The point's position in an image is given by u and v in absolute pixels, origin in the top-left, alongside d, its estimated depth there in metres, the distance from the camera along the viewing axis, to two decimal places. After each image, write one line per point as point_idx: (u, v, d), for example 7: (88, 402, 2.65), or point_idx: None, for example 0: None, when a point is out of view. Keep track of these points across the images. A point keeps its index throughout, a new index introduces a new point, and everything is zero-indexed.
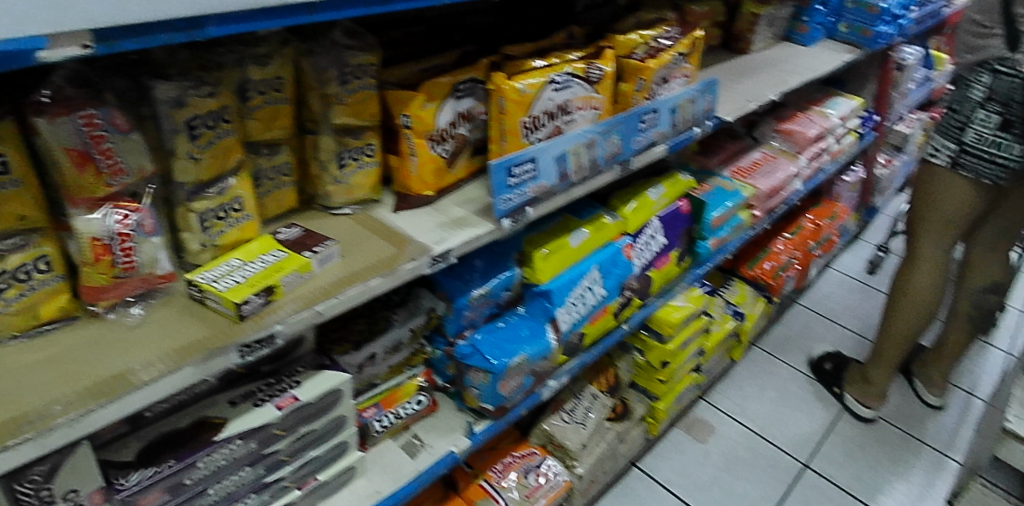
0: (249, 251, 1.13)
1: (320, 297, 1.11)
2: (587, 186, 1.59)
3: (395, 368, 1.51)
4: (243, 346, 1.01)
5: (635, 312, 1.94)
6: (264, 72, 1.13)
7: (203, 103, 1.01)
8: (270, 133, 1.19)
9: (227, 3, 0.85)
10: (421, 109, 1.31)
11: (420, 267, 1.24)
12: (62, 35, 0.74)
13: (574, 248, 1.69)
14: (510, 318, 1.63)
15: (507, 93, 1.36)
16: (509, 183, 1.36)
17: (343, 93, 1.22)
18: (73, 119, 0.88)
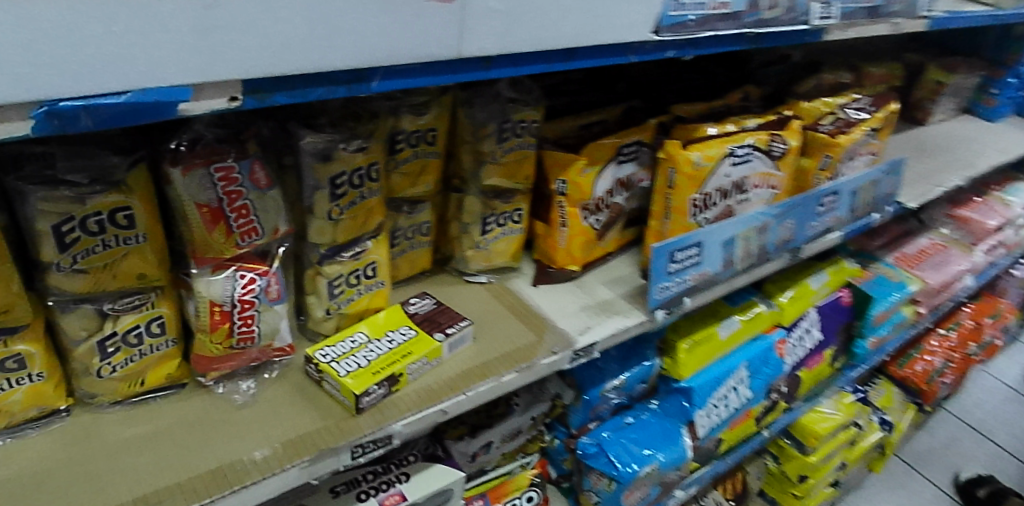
0: (375, 324, 0.99)
1: (447, 391, 0.95)
2: (749, 275, 1.34)
3: (509, 455, 1.33)
4: (356, 446, 0.86)
5: (777, 416, 1.69)
6: (419, 123, 0.99)
7: (352, 158, 0.87)
8: (414, 188, 1.05)
9: (398, 55, 0.69)
10: (580, 175, 1.11)
11: (558, 361, 1.05)
12: (208, 85, 0.60)
13: (721, 340, 1.46)
14: (641, 414, 1.41)
15: (681, 165, 1.14)
16: (669, 269, 1.14)
17: (499, 151, 1.05)
18: (210, 172, 0.76)
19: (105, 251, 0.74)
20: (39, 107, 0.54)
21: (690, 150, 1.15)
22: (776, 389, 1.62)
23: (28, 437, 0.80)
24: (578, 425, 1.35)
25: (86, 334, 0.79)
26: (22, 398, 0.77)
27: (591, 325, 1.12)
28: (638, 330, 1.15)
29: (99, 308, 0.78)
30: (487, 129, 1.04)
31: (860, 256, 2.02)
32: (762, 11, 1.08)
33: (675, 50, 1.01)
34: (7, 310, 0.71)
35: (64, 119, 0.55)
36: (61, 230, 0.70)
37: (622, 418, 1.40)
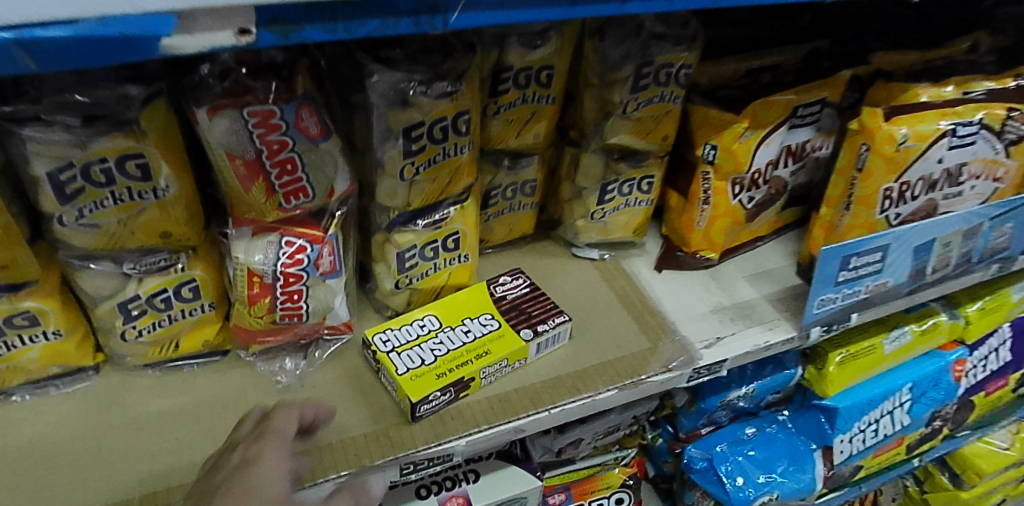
0: (452, 306, 0.81)
1: (529, 404, 0.77)
2: (941, 286, 1.03)
3: (602, 448, 1.15)
4: (406, 463, 0.72)
5: (935, 445, 1.39)
6: (530, 59, 0.75)
7: (433, 105, 0.67)
8: (518, 140, 0.83)
9: None
10: (736, 142, 0.86)
11: (673, 380, 0.83)
12: (201, 11, 0.41)
13: (885, 356, 1.16)
14: (766, 426, 1.19)
15: (880, 143, 0.85)
16: (838, 278, 0.87)
17: (633, 104, 0.80)
18: (243, 117, 0.59)
19: (117, 205, 0.60)
20: None
21: (896, 122, 0.85)
22: (940, 416, 1.31)
23: (49, 396, 0.72)
24: (687, 430, 1.15)
25: (105, 294, 0.67)
26: (37, 357, 0.67)
27: (722, 336, 0.88)
28: (782, 348, 0.91)
29: (120, 268, 0.65)
30: (621, 72, 0.78)
31: None
32: None
33: None
34: (9, 264, 0.61)
35: None
36: (59, 179, 0.56)
37: (741, 427, 1.18)
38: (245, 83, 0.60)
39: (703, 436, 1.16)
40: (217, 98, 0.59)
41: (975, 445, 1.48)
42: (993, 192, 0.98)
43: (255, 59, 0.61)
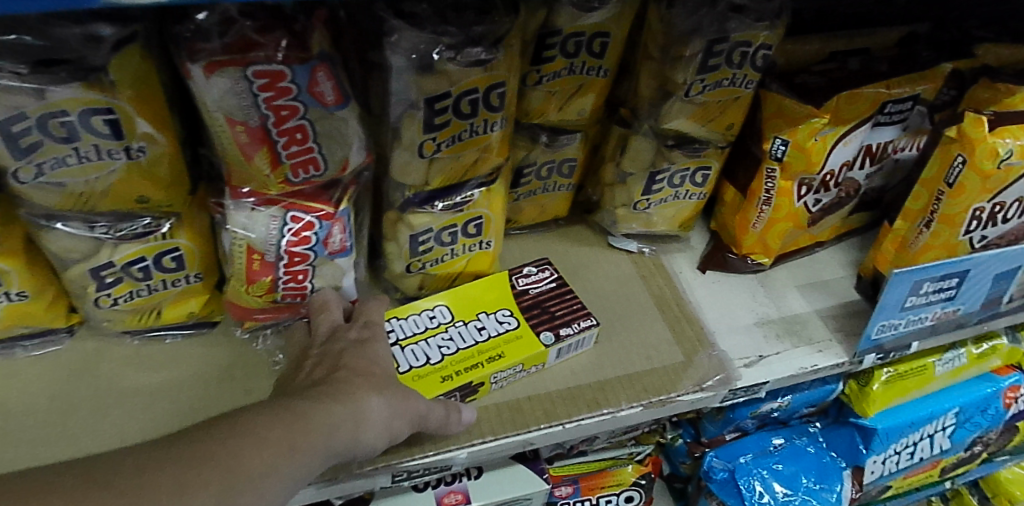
0: (467, 295, 0.72)
1: (540, 415, 0.69)
2: (1014, 316, 0.91)
3: (617, 442, 1.07)
4: (400, 471, 0.64)
5: (970, 470, 1.30)
6: (583, 23, 0.64)
7: (464, 74, 0.56)
8: (560, 115, 0.72)
9: None
10: (812, 139, 0.74)
11: (705, 401, 0.73)
12: None
13: (934, 378, 1.06)
14: (796, 438, 1.10)
15: (980, 158, 0.72)
16: (905, 304, 0.76)
17: (698, 86, 0.69)
18: (246, 76, 0.49)
19: (85, 164, 0.51)
20: None
21: (1001, 133, 0.72)
22: (983, 441, 1.20)
23: (15, 359, 0.65)
24: (710, 436, 1.07)
25: (76, 257, 0.59)
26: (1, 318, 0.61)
27: (766, 354, 0.78)
28: (832, 372, 0.80)
29: (91, 230, 0.57)
30: (688, 48, 0.67)
31: None
32: None
33: None
34: None
35: None
36: (11, 131, 0.47)
37: (769, 437, 1.10)
38: (251, 37, 0.49)
39: (726, 442, 1.08)
40: (215, 55, 0.49)
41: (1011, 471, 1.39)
42: None
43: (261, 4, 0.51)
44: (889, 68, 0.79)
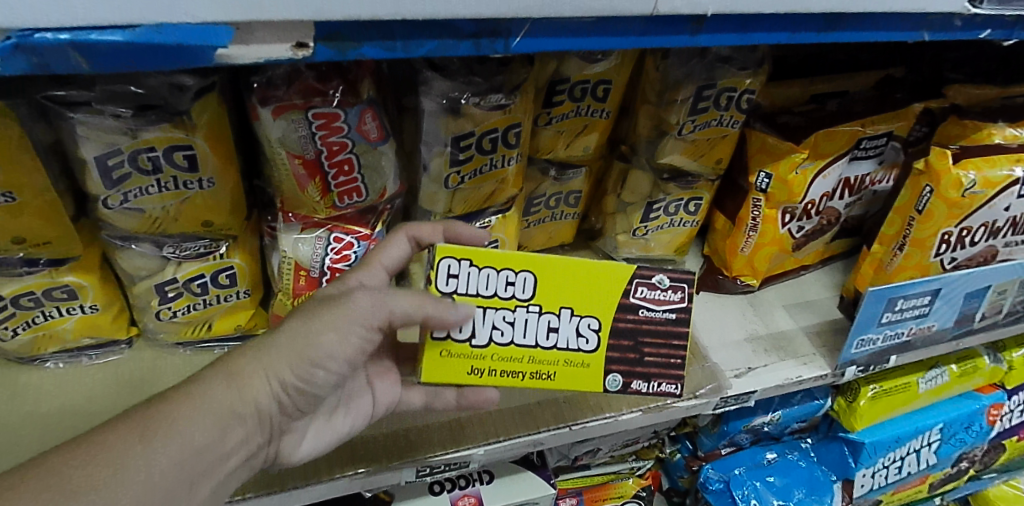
0: (561, 276, 0.57)
1: (550, 419, 0.76)
2: (989, 334, 0.98)
3: (618, 456, 1.14)
4: (424, 466, 0.71)
5: (959, 486, 1.35)
6: (589, 72, 0.74)
7: (486, 117, 0.66)
8: (567, 151, 0.81)
9: (559, 8, 0.45)
10: (792, 172, 0.83)
11: (699, 407, 0.81)
12: (259, 25, 0.40)
13: (918, 394, 1.13)
14: (788, 452, 1.17)
15: (945, 188, 0.81)
16: (881, 319, 0.84)
17: (689, 125, 0.78)
18: (308, 118, 0.59)
19: (162, 193, 0.60)
20: (7, 36, 0.36)
21: (963, 165, 0.81)
22: (968, 457, 1.27)
23: (81, 366, 0.72)
24: (707, 449, 1.13)
25: (144, 274, 0.67)
26: (72, 328, 0.68)
27: (754, 366, 0.86)
28: (815, 383, 0.87)
29: (159, 251, 0.65)
30: (680, 93, 0.76)
31: None
32: None
33: (996, 28, 0.65)
34: (51, 241, 0.60)
35: (46, 56, 0.37)
36: (106, 164, 0.56)
37: (762, 451, 1.16)
38: (315, 84, 0.58)
39: (722, 456, 1.15)
40: (283, 99, 0.58)
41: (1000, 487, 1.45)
42: None
43: None
44: (863, 109, 0.88)
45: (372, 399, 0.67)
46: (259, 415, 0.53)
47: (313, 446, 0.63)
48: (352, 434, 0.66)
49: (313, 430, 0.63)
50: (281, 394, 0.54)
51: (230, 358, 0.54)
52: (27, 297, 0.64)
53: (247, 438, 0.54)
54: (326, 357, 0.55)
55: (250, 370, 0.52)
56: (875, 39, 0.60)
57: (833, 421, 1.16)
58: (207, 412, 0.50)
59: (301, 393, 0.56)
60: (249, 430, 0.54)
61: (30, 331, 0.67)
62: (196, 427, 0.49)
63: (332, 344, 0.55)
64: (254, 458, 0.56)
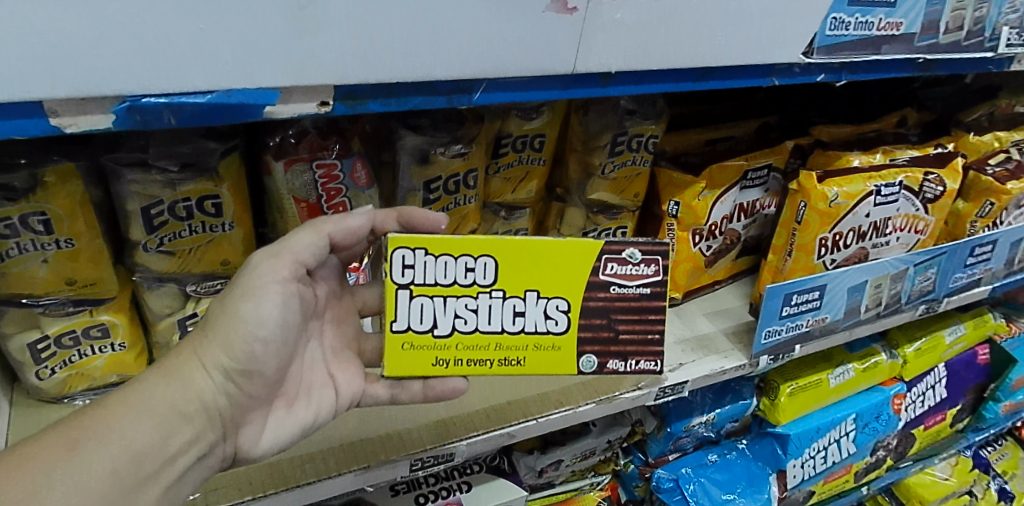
0: (517, 261, 0.68)
1: (519, 413, 0.90)
2: (875, 324, 1.18)
3: (579, 471, 1.26)
4: (416, 460, 0.83)
5: (882, 475, 1.53)
6: (527, 128, 0.92)
7: (449, 163, 0.83)
8: (514, 195, 0.98)
9: (507, 70, 0.64)
10: (696, 199, 1.03)
11: (642, 397, 0.96)
12: (298, 89, 0.57)
13: (831, 389, 1.30)
14: (727, 453, 1.33)
15: (815, 201, 1.01)
16: (782, 313, 1.02)
17: (610, 165, 0.97)
18: (312, 168, 0.74)
19: (192, 236, 0.73)
20: (122, 101, 0.51)
21: (827, 184, 1.02)
22: (884, 446, 1.44)
23: None
24: (655, 455, 1.28)
25: (167, 311, 0.79)
26: (102, 366, 0.78)
27: (684, 361, 1.03)
28: (736, 373, 1.05)
29: (183, 289, 0.78)
30: (600, 140, 0.95)
31: (1006, 304, 1.72)
32: (943, 34, 0.93)
33: (827, 73, 0.88)
34: (95, 282, 0.72)
35: (146, 114, 0.53)
36: (150, 212, 0.70)
37: (704, 454, 1.31)
38: (319, 142, 0.74)
39: (669, 461, 1.30)
40: (293, 154, 0.73)
41: (918, 476, 1.64)
42: (915, 242, 1.16)
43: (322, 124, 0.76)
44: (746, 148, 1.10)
45: (333, 391, 0.77)
46: (202, 403, 0.66)
47: (278, 436, 0.74)
48: (314, 424, 0.76)
49: (275, 420, 0.74)
50: (220, 380, 0.67)
51: (166, 362, 0.67)
52: (68, 335, 0.74)
53: (200, 432, 0.66)
54: (250, 333, 0.67)
55: (189, 367, 0.66)
56: (739, 85, 0.81)
57: (763, 421, 1.33)
58: (152, 409, 0.63)
59: (242, 377, 0.68)
60: (200, 423, 0.66)
61: (65, 369, 0.76)
62: (143, 421, 0.62)
63: (252, 319, 0.67)
64: (213, 452, 0.68)
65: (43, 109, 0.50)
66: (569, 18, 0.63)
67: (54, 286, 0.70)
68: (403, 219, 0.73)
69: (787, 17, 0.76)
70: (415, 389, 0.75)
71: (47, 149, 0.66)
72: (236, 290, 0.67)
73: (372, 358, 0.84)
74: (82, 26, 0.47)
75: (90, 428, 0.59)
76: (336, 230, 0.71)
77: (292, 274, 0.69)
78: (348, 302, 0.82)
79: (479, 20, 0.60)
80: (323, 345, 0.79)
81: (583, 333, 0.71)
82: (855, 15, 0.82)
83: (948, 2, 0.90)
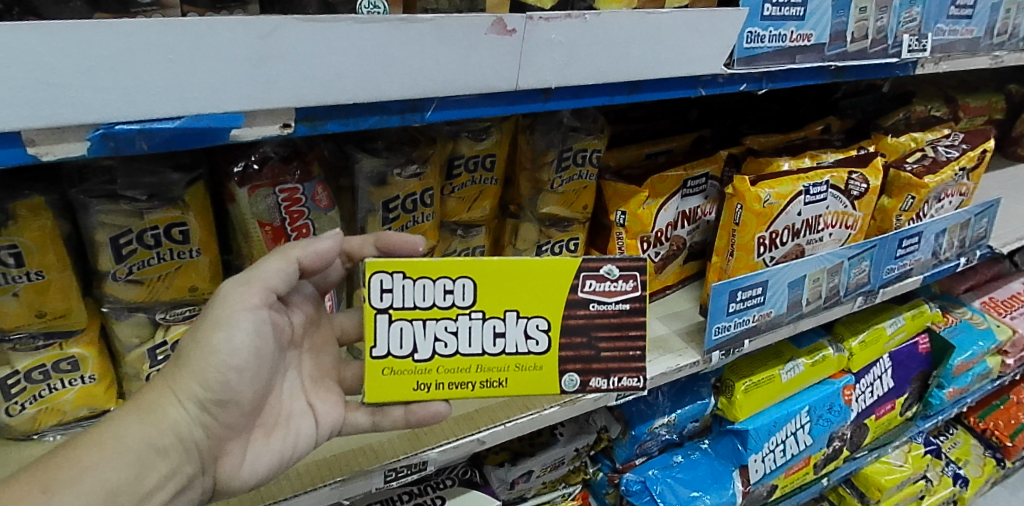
0: (494, 282, 0.71)
1: (488, 420, 0.94)
2: (817, 319, 1.26)
3: (550, 482, 1.28)
4: (389, 470, 0.86)
5: (840, 465, 1.60)
6: (477, 148, 0.97)
7: (406, 184, 0.88)
8: (469, 214, 1.02)
9: (454, 90, 0.70)
10: (641, 207, 1.10)
11: (605, 398, 1.00)
12: (260, 112, 0.62)
13: (783, 385, 1.36)
14: (691, 453, 1.38)
15: (749, 202, 1.09)
16: (729, 309, 1.08)
17: (558, 180, 1.03)
18: (275, 192, 0.78)
19: (160, 264, 0.76)
20: (96, 129, 0.56)
21: (760, 186, 1.09)
22: (839, 437, 1.50)
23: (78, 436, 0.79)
24: (622, 461, 1.32)
25: (137, 341, 0.80)
26: (73, 399, 0.78)
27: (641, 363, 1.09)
28: (691, 369, 1.11)
29: (152, 317, 0.80)
30: (547, 157, 1.02)
31: (943, 297, 1.83)
32: (850, 43, 1.03)
33: (749, 82, 0.96)
34: (64, 313, 0.75)
35: (120, 141, 0.57)
36: (118, 242, 0.73)
37: (670, 456, 1.37)
38: (280, 167, 0.78)
39: (637, 466, 1.34)
40: (256, 180, 0.78)
41: (874, 465, 1.73)
42: (847, 237, 1.25)
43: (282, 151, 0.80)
44: (685, 160, 1.18)
45: (312, 420, 0.79)
46: (179, 437, 0.66)
47: (257, 467, 0.75)
48: (294, 453, 0.78)
49: (253, 451, 0.75)
50: (196, 411, 0.68)
51: (140, 397, 0.67)
52: (38, 369, 0.75)
53: (178, 466, 0.67)
54: (224, 362, 0.69)
55: (163, 400, 0.66)
56: (670, 97, 0.89)
57: (723, 420, 1.39)
58: (127, 444, 0.63)
59: (217, 407, 0.69)
60: (178, 457, 0.67)
61: (36, 404, 0.76)
62: (119, 458, 0.62)
63: (224, 348, 0.69)
64: (192, 486, 0.69)
65: (20, 139, 0.54)
66: (508, 38, 0.70)
67: (24, 321, 0.73)
68: (379, 243, 0.79)
69: (707, 32, 0.83)
70: (397, 414, 0.77)
71: (19, 187, 0.71)
72: (207, 320, 0.69)
73: (354, 386, 0.86)
74: (59, 60, 0.51)
75: (63, 468, 0.59)
76: (305, 255, 0.74)
77: (263, 300, 0.72)
78: (326, 330, 0.85)
79: (427, 44, 0.65)
80: (302, 374, 0.82)
81: (563, 352, 0.75)
82: (769, 28, 0.91)
83: (851, 14, 1.00)
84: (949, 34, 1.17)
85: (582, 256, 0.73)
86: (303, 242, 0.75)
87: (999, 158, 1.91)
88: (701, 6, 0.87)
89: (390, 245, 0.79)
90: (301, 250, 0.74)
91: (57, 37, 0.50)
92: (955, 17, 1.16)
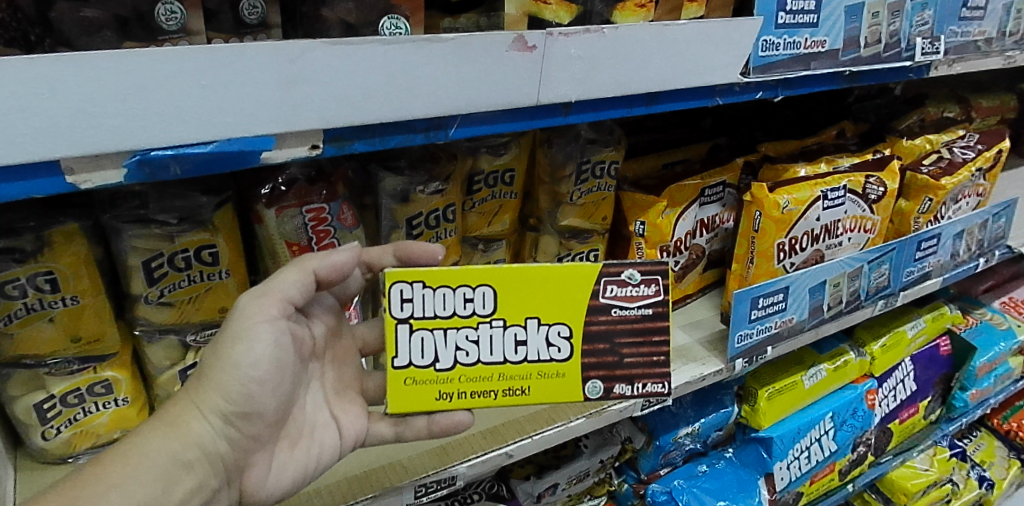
0: (515, 290, 0.71)
1: (515, 433, 0.94)
2: (839, 323, 1.25)
3: (575, 496, 1.28)
4: (419, 485, 0.87)
5: (865, 470, 1.58)
6: (497, 163, 0.97)
7: (429, 200, 0.89)
8: (490, 228, 1.03)
9: (475, 107, 0.70)
10: (660, 217, 1.10)
11: (631, 408, 1.00)
12: (290, 135, 0.63)
13: (806, 391, 1.35)
14: (716, 462, 1.38)
15: (768, 209, 1.09)
16: (751, 316, 1.07)
17: (577, 192, 1.04)
18: (301, 213, 0.80)
19: (190, 286, 0.77)
20: (132, 155, 0.57)
21: (779, 193, 1.09)
22: (864, 441, 1.49)
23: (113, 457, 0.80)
24: (647, 471, 1.33)
25: (168, 363, 0.82)
26: (106, 423, 0.79)
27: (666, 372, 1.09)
28: (715, 378, 1.11)
29: (183, 339, 0.81)
30: (565, 170, 1.02)
31: (962, 298, 1.82)
32: (863, 47, 1.03)
33: (764, 90, 0.97)
34: (98, 337, 0.76)
35: (154, 166, 0.58)
36: (150, 265, 0.75)
37: (695, 465, 1.37)
38: (305, 188, 0.80)
39: (661, 476, 1.35)
40: (284, 201, 0.80)
41: (900, 469, 1.71)
42: (866, 241, 1.24)
43: (307, 172, 0.82)
44: (702, 167, 1.18)
45: (336, 431, 0.79)
46: (204, 451, 0.67)
47: (281, 478, 0.75)
48: (319, 465, 0.78)
49: (278, 463, 0.75)
50: (220, 425, 0.68)
51: (164, 411, 0.68)
52: (73, 393, 0.76)
53: (203, 480, 0.67)
54: (246, 375, 0.69)
55: (187, 415, 0.67)
56: (688, 107, 0.90)
57: (747, 428, 1.38)
58: (153, 461, 0.64)
59: (240, 420, 0.69)
60: (203, 471, 0.67)
61: (71, 428, 0.77)
62: (144, 475, 0.62)
63: (245, 361, 0.69)
64: (217, 498, 0.69)
65: (59, 167, 0.55)
66: (529, 54, 0.70)
67: (59, 345, 0.74)
68: (397, 254, 0.80)
69: (722, 42, 0.84)
70: (420, 425, 0.77)
71: (54, 215, 0.72)
72: (228, 334, 0.69)
73: (377, 397, 0.86)
74: (96, 89, 0.52)
75: (88, 488, 0.59)
76: (322, 266, 0.74)
77: (282, 312, 0.72)
78: (348, 342, 0.85)
79: (449, 63, 0.66)
80: (325, 386, 0.82)
81: (586, 358, 0.74)
82: (783, 36, 0.92)
83: (864, 19, 1.01)
84: (960, 37, 1.17)
85: (604, 262, 0.73)
86: (320, 254, 0.75)
87: (1014, 158, 1.90)
88: (717, 15, 0.88)
89: (410, 257, 0.80)
90: (317, 261, 0.74)
91: (90, 66, 0.51)
92: (967, 18, 1.16)
